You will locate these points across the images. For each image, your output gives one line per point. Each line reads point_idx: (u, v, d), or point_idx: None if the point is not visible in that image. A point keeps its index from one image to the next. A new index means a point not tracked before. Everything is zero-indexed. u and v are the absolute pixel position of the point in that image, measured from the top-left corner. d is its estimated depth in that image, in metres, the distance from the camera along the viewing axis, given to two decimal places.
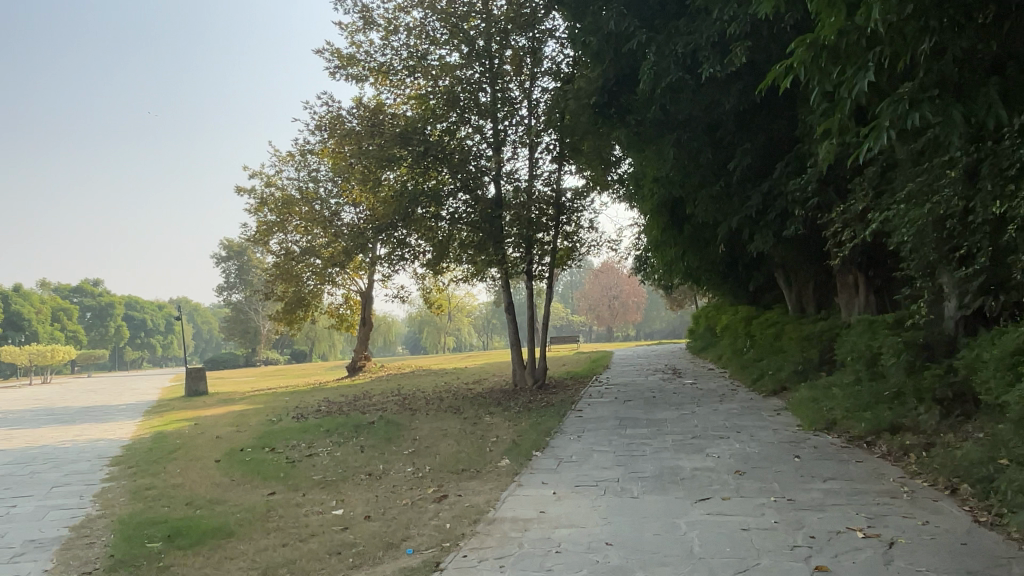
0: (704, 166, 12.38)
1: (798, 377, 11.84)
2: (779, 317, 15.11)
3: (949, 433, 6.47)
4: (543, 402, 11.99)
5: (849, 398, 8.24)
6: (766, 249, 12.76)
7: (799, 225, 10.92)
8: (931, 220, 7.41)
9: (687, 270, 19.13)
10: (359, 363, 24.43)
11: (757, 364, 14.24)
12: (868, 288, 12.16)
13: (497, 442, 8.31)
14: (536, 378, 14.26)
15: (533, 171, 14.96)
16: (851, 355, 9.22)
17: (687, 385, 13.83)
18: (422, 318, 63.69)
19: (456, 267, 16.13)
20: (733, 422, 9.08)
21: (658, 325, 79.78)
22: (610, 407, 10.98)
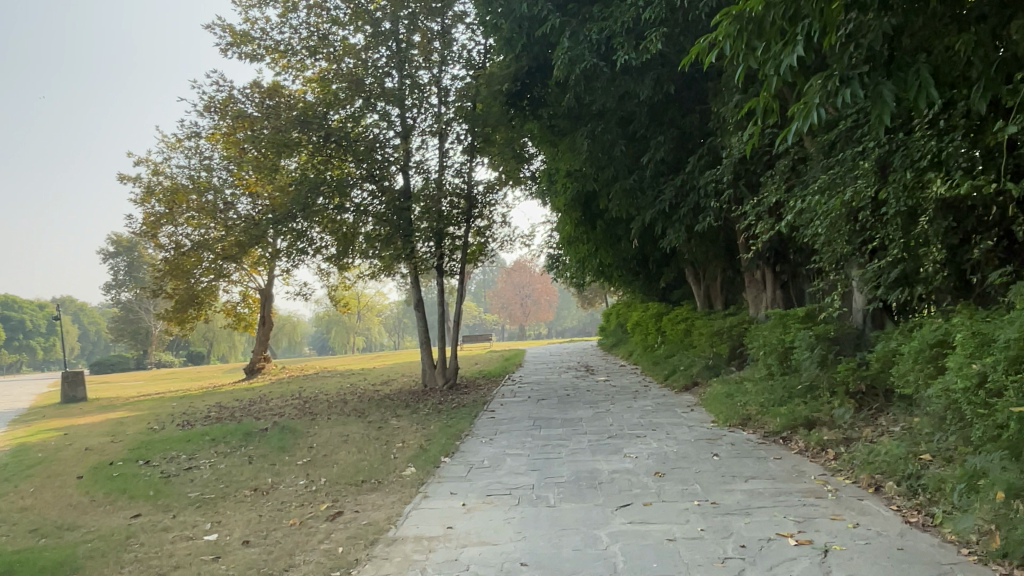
0: (618, 159, 12.15)
1: (710, 373, 11.78)
2: (689, 312, 15.15)
3: (865, 428, 6.36)
4: (453, 403, 11.39)
5: (763, 394, 8.10)
6: (678, 244, 12.67)
7: (712, 219, 10.83)
8: (844, 212, 7.39)
9: (599, 267, 19.01)
10: (257, 365, 22.97)
11: (669, 360, 14.16)
12: (775, 282, 12.28)
13: (401, 448, 7.65)
14: (446, 379, 13.61)
15: (443, 161, 14.33)
16: (763, 350, 9.15)
17: (601, 383, 13.58)
18: (329, 317, 61.57)
19: (362, 262, 15.26)
20: (648, 419, 8.80)
21: (569, 323, 80.68)
22: (523, 407, 10.50)
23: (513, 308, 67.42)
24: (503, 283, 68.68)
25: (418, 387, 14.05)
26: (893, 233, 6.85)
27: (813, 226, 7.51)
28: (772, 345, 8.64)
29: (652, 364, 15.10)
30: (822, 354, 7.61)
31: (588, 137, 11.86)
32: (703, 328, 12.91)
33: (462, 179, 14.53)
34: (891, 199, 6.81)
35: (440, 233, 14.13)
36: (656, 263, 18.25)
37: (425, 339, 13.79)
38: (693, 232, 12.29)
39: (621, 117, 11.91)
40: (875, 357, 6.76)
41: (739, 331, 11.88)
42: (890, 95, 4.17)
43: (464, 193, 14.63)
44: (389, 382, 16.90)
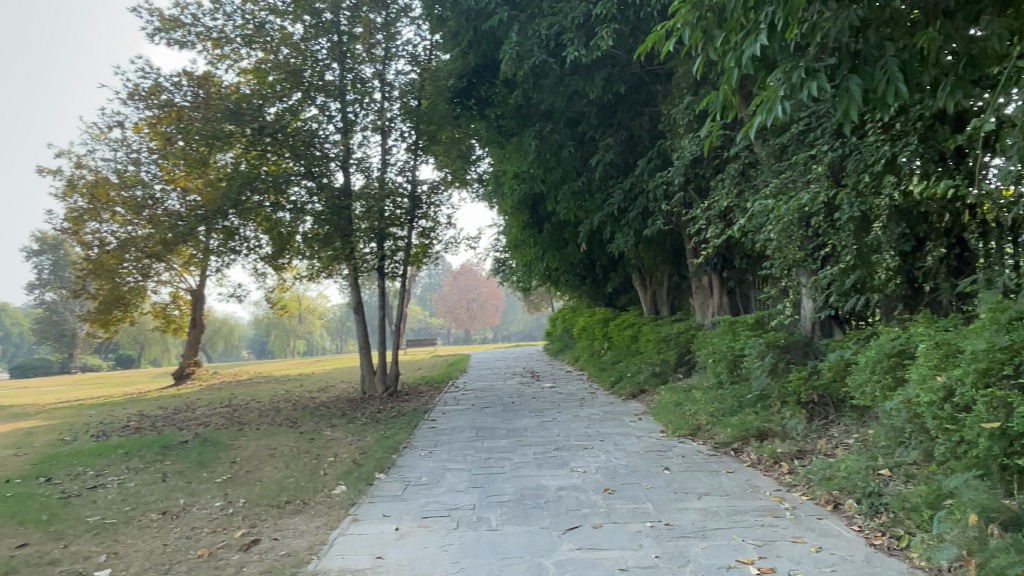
0: (566, 161, 11.84)
1: (657, 380, 11.58)
2: (636, 318, 14.98)
3: (818, 441, 6.16)
4: (392, 412, 10.83)
5: (713, 403, 7.86)
6: (626, 249, 12.46)
7: (661, 224, 10.62)
8: (796, 218, 7.23)
9: (546, 272, 18.71)
10: (187, 371, 21.80)
11: (615, 366, 13.93)
12: (722, 289, 12.18)
13: (333, 463, 7.09)
14: (386, 385, 13.04)
15: (386, 159, 13.78)
16: (712, 358, 8.95)
17: (547, 390, 13.23)
18: (269, 320, 59.67)
19: (299, 263, 14.54)
20: (595, 430, 8.47)
21: (516, 327, 80.44)
22: (466, 416, 10.04)
23: (459, 312, 66.78)
24: (449, 287, 67.97)
25: (357, 394, 13.42)
26: (847, 239, 6.71)
27: (766, 232, 7.33)
28: (721, 352, 8.43)
29: (598, 370, 14.85)
30: (772, 362, 7.43)
31: (536, 137, 11.52)
32: (650, 334, 12.72)
33: (406, 178, 14.00)
34: (844, 204, 6.68)
35: (382, 234, 13.56)
36: (603, 267, 18.06)
37: (364, 344, 13.18)
38: (641, 236, 12.10)
39: (570, 118, 11.62)
40: (828, 366, 6.58)
41: (686, 338, 11.72)
42: (858, 89, 3.91)
43: (408, 193, 14.11)
44: (327, 388, 16.18)
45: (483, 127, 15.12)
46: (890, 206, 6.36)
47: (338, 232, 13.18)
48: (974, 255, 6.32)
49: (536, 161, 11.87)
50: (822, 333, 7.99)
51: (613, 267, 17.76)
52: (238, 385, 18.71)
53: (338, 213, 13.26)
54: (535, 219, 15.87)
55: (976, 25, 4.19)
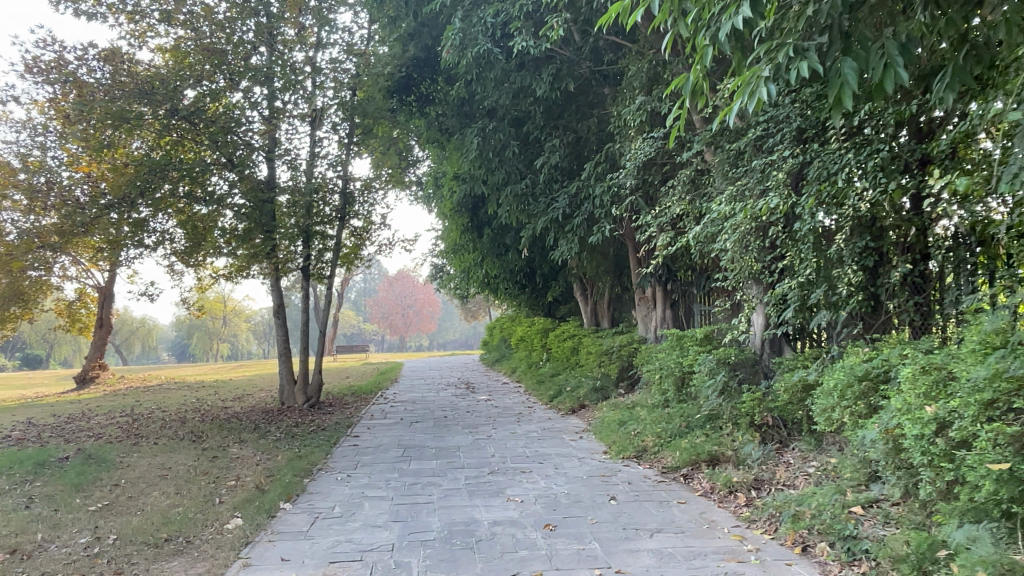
0: (510, 162, 11.21)
1: (598, 396, 11.00)
2: (576, 330, 14.45)
3: (777, 470, 5.66)
4: (311, 426, 9.87)
5: (660, 424, 7.31)
6: (569, 257, 11.89)
7: (606, 231, 10.09)
8: (755, 228, 6.75)
9: (484, 279, 18.00)
10: (90, 374, 20.05)
11: (554, 380, 13.32)
12: (666, 301, 11.76)
13: (233, 489, 6.17)
14: (308, 397, 12.06)
15: (316, 151, 12.84)
16: (657, 374, 8.43)
17: (482, 403, 12.49)
18: (191, 322, 56.74)
19: (216, 260, 13.38)
20: (533, 450, 7.80)
21: (452, 335, 79.34)
22: (393, 432, 9.20)
23: (394, 318, 65.24)
24: (384, 292, 66.37)
25: (275, 405, 12.35)
26: (808, 253, 6.25)
27: (722, 242, 6.83)
28: (668, 368, 7.91)
29: (536, 383, 14.22)
30: (726, 381, 6.93)
31: (478, 134, 10.84)
32: (591, 347, 12.18)
33: (336, 173, 13.06)
34: (805, 215, 6.25)
35: (308, 232, 12.58)
36: (544, 276, 17.49)
37: (285, 351, 12.15)
38: (585, 244, 11.55)
39: (514, 116, 11.00)
40: (786, 386, 6.11)
41: (629, 352, 11.21)
42: (853, 74, 3.41)
43: (339, 189, 13.17)
44: (245, 398, 14.95)
45: (422, 125, 14.34)
46: (854, 217, 5.95)
47: (258, 228, 12.10)
48: (939, 274, 5.93)
49: (477, 161, 11.18)
50: (774, 353, 7.55)
51: (554, 276, 17.21)
52: (146, 392, 17.19)
53: (261, 207, 12.35)
54: (474, 224, 15.16)
55: (975, 11, 3.77)
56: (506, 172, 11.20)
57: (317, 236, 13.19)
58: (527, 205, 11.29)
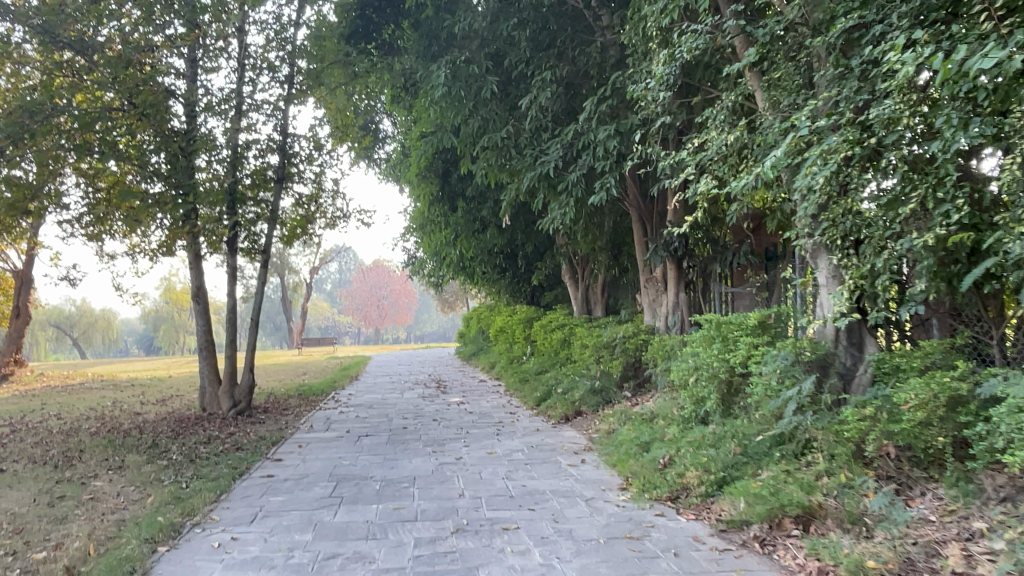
0: (487, 104, 8.87)
1: (598, 401, 8.72)
2: (567, 319, 12.18)
3: (926, 543, 3.43)
4: (226, 444, 7.50)
5: (704, 450, 5.06)
6: (562, 227, 9.57)
7: (611, 188, 7.80)
8: (859, 160, 4.45)
9: (459, 262, 15.68)
10: (4, 372, 17.39)
11: (541, 379, 11.02)
12: (680, 283, 9.53)
13: (35, 568, 3.80)
14: (234, 401, 9.58)
15: (250, 99, 10.41)
16: (687, 376, 6.16)
17: (453, 408, 10.15)
18: (154, 314, 53.65)
19: (128, 233, 10.87)
20: (518, 484, 5.49)
21: (430, 328, 76.79)
22: (329, 454, 6.81)
23: (369, 309, 62.57)
24: (357, 282, 63.70)
25: (195, 412, 9.90)
26: (950, 189, 3.99)
27: (803, 179, 4.55)
28: (709, 369, 5.65)
29: (518, 382, 11.92)
30: (806, 388, 4.70)
31: (447, 67, 8.48)
32: (587, 339, 9.90)
33: (274, 125, 10.65)
34: (947, 129, 3.98)
35: (237, 197, 10.18)
36: (527, 256, 15.21)
37: (206, 346, 9.69)
38: (581, 212, 9.29)
39: (492, 47, 8.65)
40: (922, 401, 3.88)
41: (635, 345, 8.97)
42: None
43: (279, 146, 10.73)
44: (170, 400, 12.44)
45: (385, 75, 11.98)
46: None
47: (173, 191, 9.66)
48: None
49: (447, 103, 8.83)
50: (848, 349, 5.23)
51: (540, 258, 14.90)
52: (60, 392, 14.57)
53: (178, 164, 9.96)
54: (447, 194, 12.85)
55: None
56: (482, 118, 8.86)
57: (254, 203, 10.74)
58: (509, 160, 8.95)
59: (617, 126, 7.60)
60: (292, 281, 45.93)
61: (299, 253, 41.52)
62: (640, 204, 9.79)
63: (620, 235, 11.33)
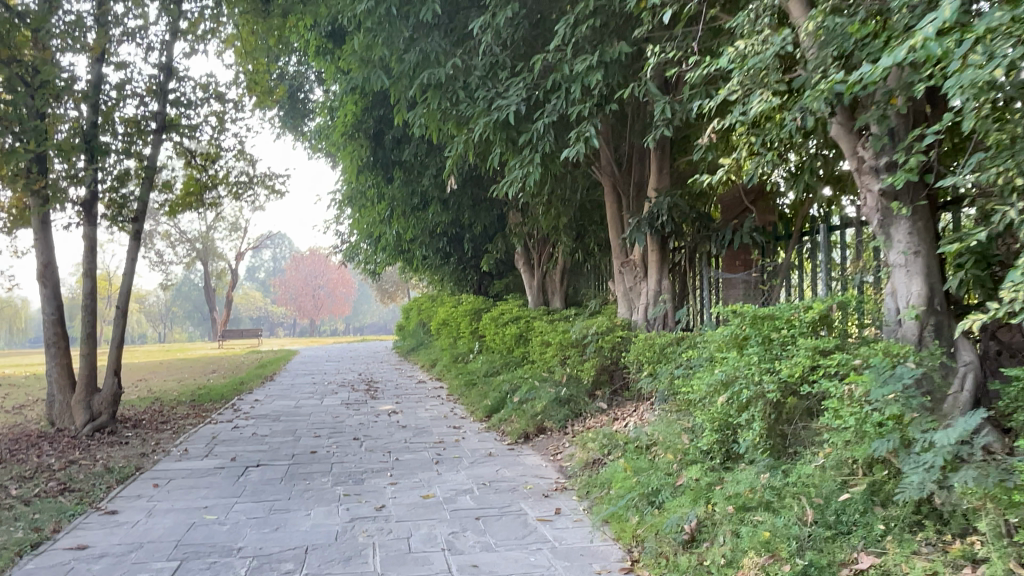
0: (429, 31, 6.85)
1: (565, 414, 6.89)
2: (521, 310, 10.33)
3: None
4: (52, 480, 5.29)
5: (759, 516, 3.27)
6: (522, 193, 7.64)
7: (591, 137, 5.92)
8: None
9: (396, 244, 13.66)
10: None
11: (491, 382, 9.14)
12: (663, 267, 7.81)
13: None
14: (92, 414, 7.25)
15: (123, 22, 8.08)
16: (706, 392, 4.36)
17: (382, 420, 8.15)
18: None
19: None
20: (468, 564, 3.54)
21: (369, 320, 74.00)
22: (192, 502, 4.71)
23: (304, 300, 59.48)
24: (291, 270, 60.44)
25: (41, 425, 7.56)
26: None
27: (953, 80, 2.72)
28: (749, 386, 3.85)
29: (463, 386, 10.00)
30: (939, 427, 2.92)
31: None
32: (549, 335, 8.06)
33: (155, 61, 8.35)
34: None
35: (98, 145, 7.59)
36: (473, 238, 13.30)
37: (55, 341, 7.35)
38: (546, 176, 7.43)
39: None
40: None
41: (612, 343, 7.17)
42: None
43: (163, 88, 8.41)
44: (26, 405, 9.95)
45: (304, 12, 9.84)
46: None
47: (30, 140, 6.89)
48: None
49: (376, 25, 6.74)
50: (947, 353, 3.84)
51: (489, 240, 13.00)
52: None
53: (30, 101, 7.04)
54: (380, 160, 10.83)
55: None
56: (422, 49, 6.86)
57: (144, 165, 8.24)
58: (456, 104, 6.95)
59: (601, 55, 5.72)
60: (218, 267, 42.68)
61: (225, 236, 38.46)
62: (613, 170, 8.08)
63: (586, 211, 9.52)
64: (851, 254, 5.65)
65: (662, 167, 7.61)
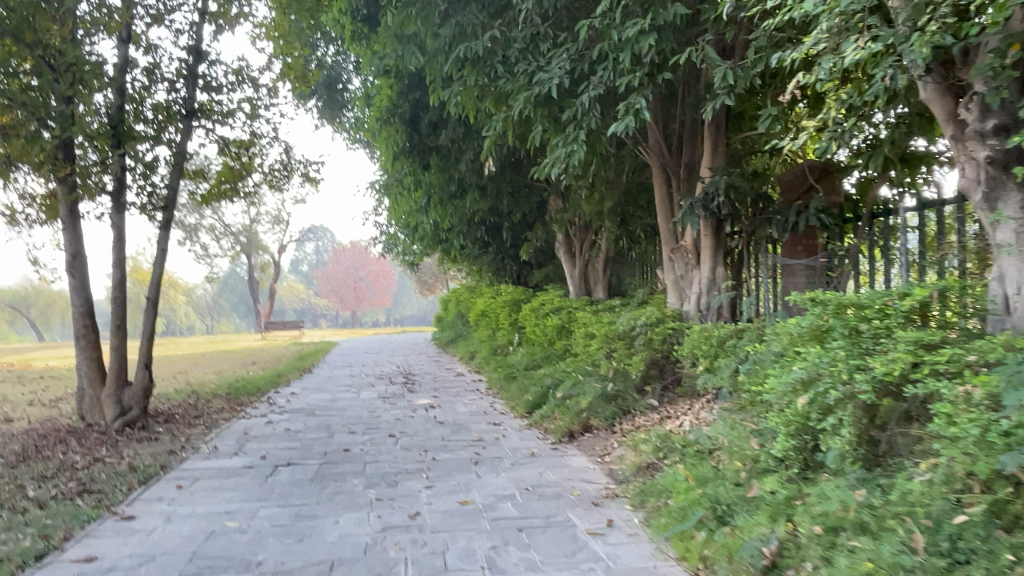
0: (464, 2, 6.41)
1: (613, 412, 6.41)
2: (563, 301, 9.86)
3: None
4: (74, 480, 5.06)
5: (854, 541, 2.79)
6: (565, 176, 7.16)
7: (642, 110, 5.41)
8: None
9: (433, 234, 13.32)
10: None
11: (533, 376, 8.71)
12: (717, 254, 7.28)
13: None
14: (123, 408, 7.10)
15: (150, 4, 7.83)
16: (778, 392, 3.85)
17: (419, 415, 7.80)
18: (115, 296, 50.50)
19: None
20: None
21: (409, 312, 74.30)
22: (214, 507, 4.40)
23: (345, 291, 59.92)
24: (332, 263, 60.94)
25: (73, 420, 7.43)
26: None
27: None
28: (835, 387, 3.33)
29: (504, 379, 9.59)
30: None
31: None
32: (594, 326, 7.59)
33: (184, 44, 8.13)
34: None
35: (125, 131, 7.32)
36: (513, 227, 12.86)
37: (84, 334, 7.20)
38: (590, 156, 6.94)
39: None
40: None
41: (663, 335, 6.66)
42: None
43: (192, 72, 8.18)
44: (66, 398, 9.91)
45: None
46: None
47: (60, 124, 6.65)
48: None
49: None
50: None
51: (529, 228, 12.53)
52: None
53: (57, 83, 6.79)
54: (416, 146, 10.47)
55: None
56: (458, 22, 6.44)
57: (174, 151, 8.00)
58: (494, 80, 6.51)
59: (653, 18, 5.20)
60: (260, 260, 43.15)
61: (267, 229, 38.78)
62: (663, 150, 7.55)
63: (633, 194, 8.98)
64: (936, 235, 5.06)
65: (717, 144, 7.05)
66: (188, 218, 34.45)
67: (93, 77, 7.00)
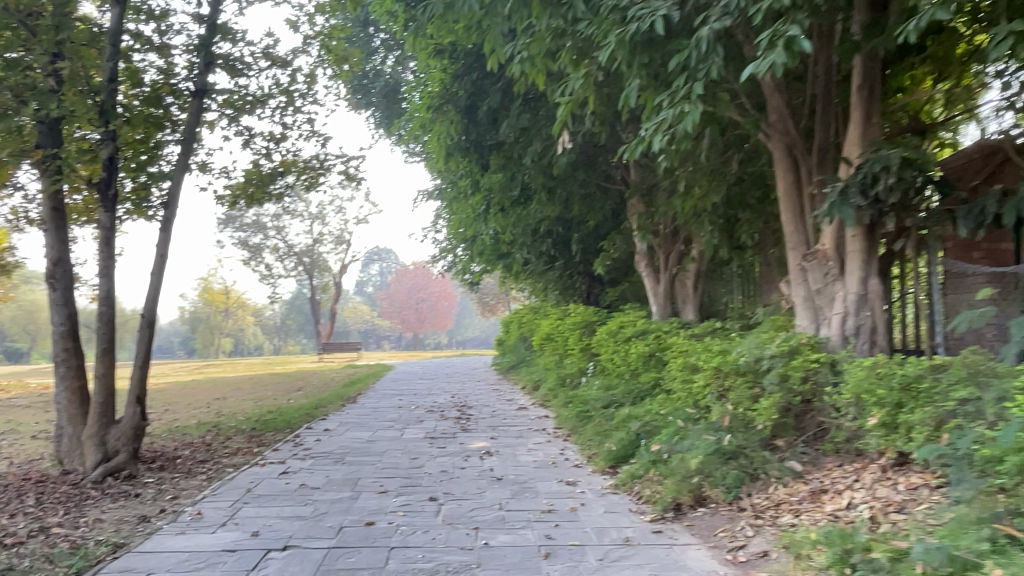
0: None
1: (737, 478, 4.62)
2: (649, 323, 8.09)
3: None
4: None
5: None
6: (661, 157, 5.43)
7: (794, 39, 3.67)
8: None
9: (493, 246, 11.76)
10: None
11: (613, 416, 6.96)
12: (873, 263, 5.37)
13: None
14: (106, 452, 5.72)
15: None
16: None
17: (470, 466, 6.15)
18: None
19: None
20: None
21: (471, 334, 73.24)
22: None
23: (407, 313, 59.27)
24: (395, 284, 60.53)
25: (53, 463, 6.08)
26: None
27: None
28: None
29: (577, 417, 7.88)
30: None
31: None
32: (698, 357, 5.80)
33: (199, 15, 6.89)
34: None
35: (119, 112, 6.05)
36: (584, 237, 11.18)
37: (64, 359, 5.87)
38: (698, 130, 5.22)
39: None
40: None
41: (805, 370, 4.84)
42: None
43: (207, 47, 6.93)
44: None
45: None
46: None
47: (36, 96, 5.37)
48: None
49: None
50: None
51: (602, 239, 10.85)
52: None
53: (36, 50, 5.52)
54: (474, 141, 8.97)
55: None
56: None
57: (181, 140, 6.70)
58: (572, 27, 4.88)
59: None
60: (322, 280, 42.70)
61: (329, 250, 38.24)
62: (787, 126, 5.77)
63: (738, 191, 7.18)
64: None
65: (870, 113, 5.25)
66: (251, 238, 34.16)
67: (84, 47, 5.79)
